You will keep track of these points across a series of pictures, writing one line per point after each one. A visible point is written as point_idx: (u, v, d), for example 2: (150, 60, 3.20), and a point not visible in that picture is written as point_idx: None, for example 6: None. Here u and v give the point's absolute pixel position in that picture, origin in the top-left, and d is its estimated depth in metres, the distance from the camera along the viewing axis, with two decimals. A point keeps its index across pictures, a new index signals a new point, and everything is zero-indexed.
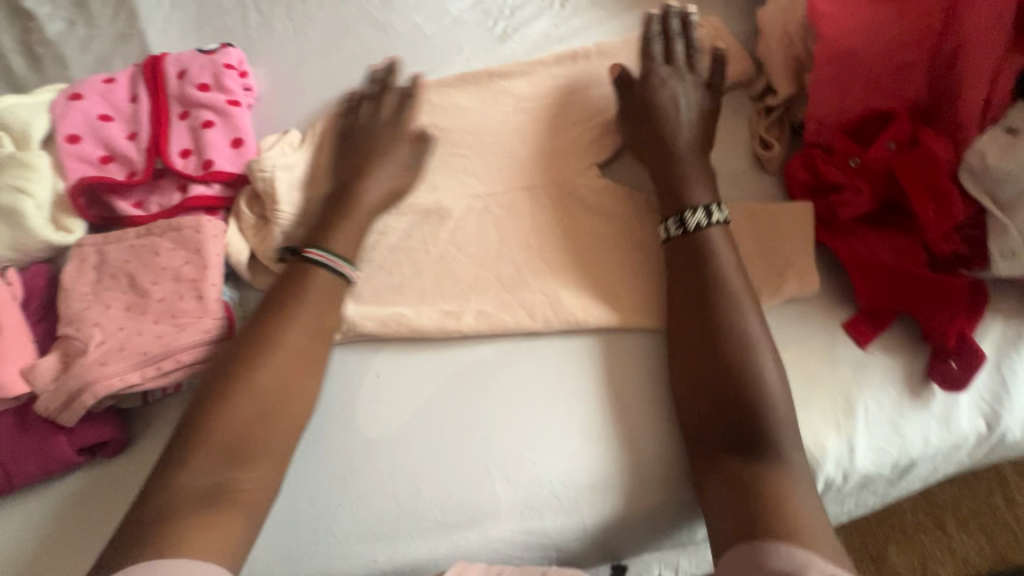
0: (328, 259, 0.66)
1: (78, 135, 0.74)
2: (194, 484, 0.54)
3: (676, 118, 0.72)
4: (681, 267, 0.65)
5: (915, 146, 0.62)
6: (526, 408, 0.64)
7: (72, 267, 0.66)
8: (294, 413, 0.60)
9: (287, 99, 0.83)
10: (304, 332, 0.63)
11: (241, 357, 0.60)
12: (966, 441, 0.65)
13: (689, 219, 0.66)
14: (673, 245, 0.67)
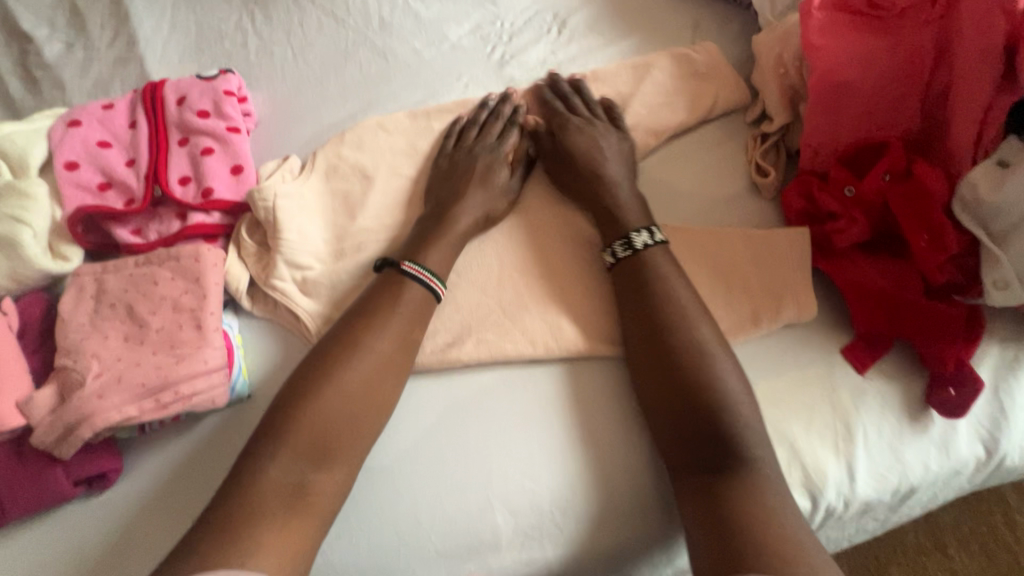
0: (425, 275, 0.67)
1: (76, 162, 0.74)
2: (271, 483, 0.55)
3: (604, 161, 0.74)
4: (629, 287, 0.66)
5: (909, 177, 0.63)
6: (524, 435, 0.64)
7: (70, 296, 0.66)
8: (375, 420, 0.61)
9: (287, 124, 0.83)
10: (392, 341, 0.64)
11: (324, 361, 0.61)
12: (965, 466, 0.65)
13: (635, 239, 0.68)
14: (623, 266, 0.68)
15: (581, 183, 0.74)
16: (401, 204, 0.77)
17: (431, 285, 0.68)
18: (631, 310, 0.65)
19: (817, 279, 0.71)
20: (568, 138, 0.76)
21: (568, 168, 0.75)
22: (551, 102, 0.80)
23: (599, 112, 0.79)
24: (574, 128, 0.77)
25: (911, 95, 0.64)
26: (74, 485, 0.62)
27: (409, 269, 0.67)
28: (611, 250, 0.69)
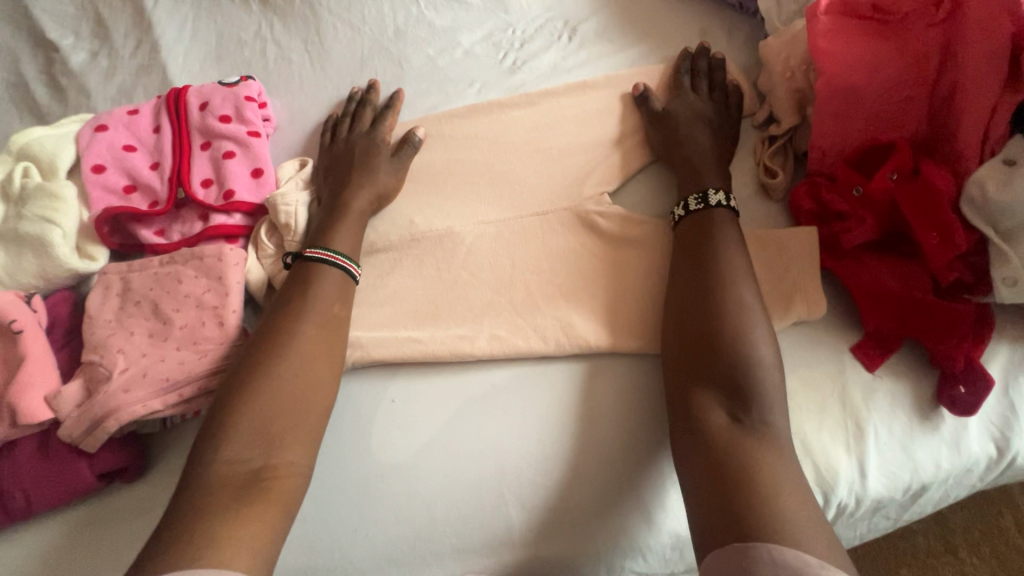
0: (331, 257, 0.69)
1: (103, 165, 0.76)
2: (225, 473, 0.55)
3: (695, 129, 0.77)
4: (683, 254, 0.68)
5: (917, 177, 0.64)
6: (517, 433, 0.65)
7: (97, 294, 0.68)
8: (318, 400, 0.62)
9: (305, 129, 0.86)
10: (317, 324, 0.65)
11: (253, 354, 0.62)
12: (976, 464, 0.66)
13: (711, 196, 0.70)
14: (694, 219, 0.70)
15: (680, 146, 0.77)
16: (415, 206, 0.79)
17: (341, 263, 0.69)
18: (681, 274, 0.67)
19: (826, 279, 0.72)
20: (679, 105, 0.79)
21: (672, 130, 0.78)
22: (676, 78, 0.83)
23: (710, 86, 0.82)
24: (686, 99, 0.80)
25: (918, 98, 0.66)
26: (97, 478, 0.64)
27: (313, 255, 0.69)
28: (682, 204, 0.72)
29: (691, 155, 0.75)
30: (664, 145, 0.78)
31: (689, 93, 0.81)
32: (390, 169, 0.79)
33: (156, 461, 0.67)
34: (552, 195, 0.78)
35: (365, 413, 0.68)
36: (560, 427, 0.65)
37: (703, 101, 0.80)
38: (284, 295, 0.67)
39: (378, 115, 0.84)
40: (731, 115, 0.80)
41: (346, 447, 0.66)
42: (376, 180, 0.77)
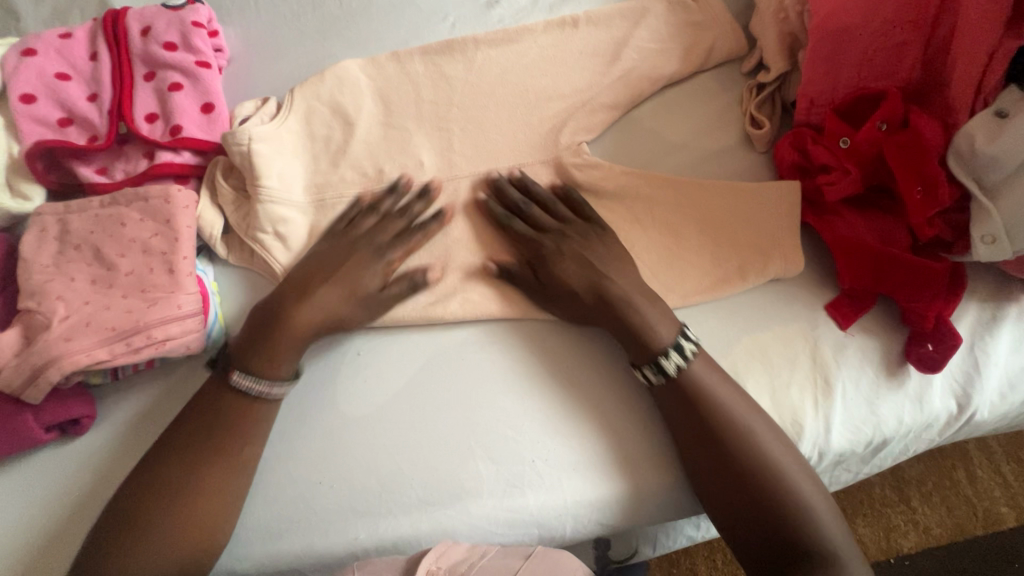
0: (257, 386, 0.59)
1: (33, 94, 0.69)
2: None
3: (614, 276, 0.63)
4: (674, 411, 0.60)
5: (906, 128, 0.61)
6: (485, 395, 0.64)
7: (32, 237, 0.63)
8: (206, 541, 0.55)
9: (262, 62, 0.79)
10: (218, 464, 0.57)
11: (160, 475, 0.56)
12: (937, 420, 0.67)
13: (667, 364, 0.59)
14: (659, 393, 0.61)
15: (589, 299, 0.63)
16: (379, 150, 0.73)
17: (266, 393, 0.60)
18: (689, 425, 0.59)
19: (805, 234, 0.71)
20: (553, 259, 0.65)
21: (574, 290, 0.64)
22: (509, 222, 0.68)
23: (566, 210, 0.68)
24: (570, 241, 0.66)
25: (915, 43, 0.61)
26: (45, 431, 0.61)
27: (239, 380, 0.59)
28: (640, 372, 0.61)
29: (600, 314, 0.63)
30: (566, 313, 0.65)
31: (548, 239, 0.66)
32: (366, 306, 0.64)
33: (108, 414, 0.64)
34: (531, 144, 0.73)
35: (330, 365, 0.66)
36: (536, 396, 0.64)
37: (570, 233, 0.66)
38: (192, 414, 0.59)
39: (406, 228, 0.68)
40: (608, 233, 0.67)
41: (310, 401, 0.64)
42: (341, 307, 0.63)
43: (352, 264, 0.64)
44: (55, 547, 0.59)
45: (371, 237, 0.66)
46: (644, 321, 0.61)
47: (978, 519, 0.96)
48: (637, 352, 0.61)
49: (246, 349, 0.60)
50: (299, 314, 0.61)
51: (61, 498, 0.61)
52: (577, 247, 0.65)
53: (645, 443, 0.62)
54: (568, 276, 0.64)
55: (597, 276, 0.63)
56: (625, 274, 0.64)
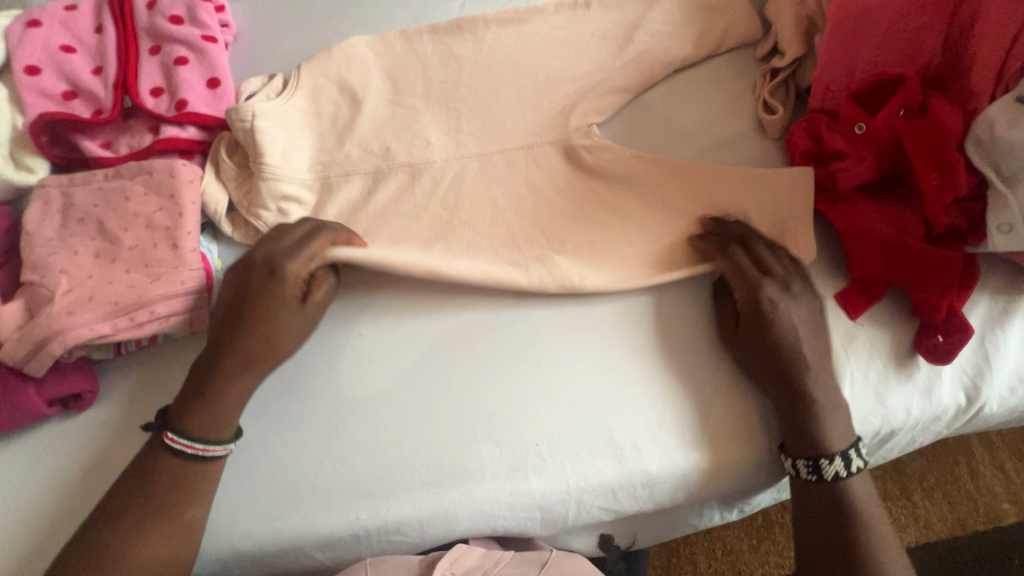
0: (193, 447, 0.56)
1: (37, 66, 0.68)
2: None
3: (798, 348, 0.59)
4: (812, 514, 0.59)
5: (924, 114, 0.60)
6: (489, 378, 0.63)
7: (35, 210, 0.62)
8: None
9: (269, 38, 0.78)
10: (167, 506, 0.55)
11: (132, 514, 0.54)
12: (945, 412, 0.67)
13: (826, 467, 0.57)
14: (805, 487, 0.59)
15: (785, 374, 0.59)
16: (386, 130, 0.72)
17: (204, 454, 0.57)
18: (823, 527, 0.58)
19: (817, 223, 0.70)
20: (768, 315, 0.59)
21: (759, 342, 0.60)
22: (746, 252, 0.63)
23: (781, 266, 0.62)
24: (792, 308, 0.60)
25: (934, 27, 0.60)
26: (47, 405, 0.61)
27: (172, 442, 0.57)
28: (792, 463, 0.59)
29: (788, 401, 0.59)
30: (749, 362, 0.61)
31: (782, 284, 0.61)
32: (292, 328, 0.60)
33: (110, 389, 0.64)
34: (542, 126, 0.72)
35: (333, 346, 0.65)
36: (544, 381, 0.63)
37: (784, 293, 0.61)
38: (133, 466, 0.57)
39: (308, 230, 0.62)
40: (810, 298, 0.61)
41: (313, 381, 0.64)
42: (288, 341, 0.60)
43: (261, 290, 0.59)
44: (57, 519, 0.59)
45: (272, 251, 0.60)
46: (820, 422, 0.58)
47: (979, 515, 0.96)
48: (800, 445, 0.59)
49: (183, 409, 0.58)
50: (228, 371, 0.58)
51: (62, 472, 0.61)
52: (799, 307, 0.61)
53: (650, 429, 0.61)
54: (775, 334, 0.59)
55: (799, 353, 0.59)
56: (822, 372, 0.59)
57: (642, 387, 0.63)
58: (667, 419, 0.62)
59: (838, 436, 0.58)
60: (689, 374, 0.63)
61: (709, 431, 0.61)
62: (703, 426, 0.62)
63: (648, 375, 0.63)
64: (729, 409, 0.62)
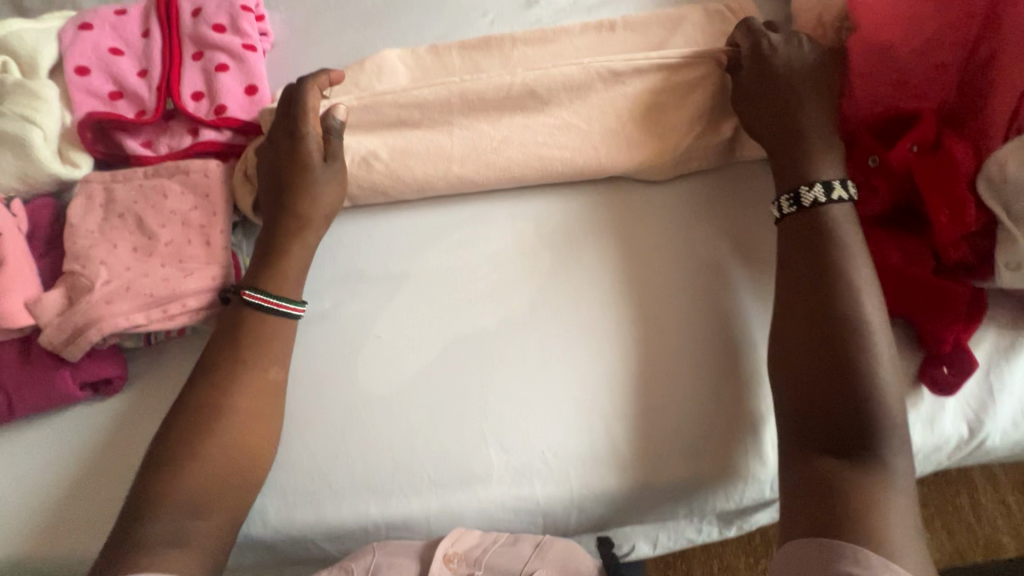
0: (272, 301, 0.63)
1: (87, 67, 0.72)
2: (181, 508, 0.56)
3: (792, 87, 0.65)
4: (790, 267, 0.62)
5: (938, 151, 0.61)
6: (499, 384, 0.65)
7: (79, 203, 0.65)
8: (269, 414, 0.62)
9: (304, 48, 0.81)
10: (259, 362, 0.62)
11: (231, 360, 0.62)
12: (947, 443, 0.68)
13: (806, 194, 0.62)
14: (786, 224, 0.64)
15: (791, 106, 0.65)
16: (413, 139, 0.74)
17: (283, 308, 0.64)
18: (796, 309, 0.60)
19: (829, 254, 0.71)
20: (765, 62, 0.67)
21: (761, 88, 0.67)
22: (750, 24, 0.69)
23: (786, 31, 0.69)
24: (799, 66, 0.66)
25: (952, 66, 0.61)
26: (80, 388, 0.64)
27: (251, 298, 0.63)
28: (776, 205, 0.65)
29: (792, 137, 0.65)
30: (749, 107, 0.68)
31: (796, 53, 0.67)
32: (325, 180, 0.68)
33: (137, 375, 0.67)
34: None
35: (352, 346, 0.67)
36: (540, 352, 0.66)
37: (786, 45, 0.67)
38: (227, 332, 0.63)
39: (298, 92, 0.68)
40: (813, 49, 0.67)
41: (328, 379, 0.66)
42: (336, 186, 0.69)
43: (291, 153, 0.66)
44: (88, 495, 0.63)
45: (284, 121, 0.68)
46: (808, 157, 0.64)
47: (979, 547, 0.96)
48: (785, 184, 0.65)
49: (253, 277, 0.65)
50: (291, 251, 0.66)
51: (93, 451, 0.64)
52: (809, 70, 0.66)
53: (649, 443, 0.63)
54: (771, 74, 0.66)
55: (792, 93, 0.65)
56: (813, 103, 0.65)
57: (639, 392, 0.65)
58: (673, 435, 0.63)
59: (830, 167, 0.63)
60: (691, 388, 0.65)
61: (696, 444, 0.63)
62: (699, 441, 0.63)
63: (656, 386, 0.65)
64: (718, 389, 0.64)
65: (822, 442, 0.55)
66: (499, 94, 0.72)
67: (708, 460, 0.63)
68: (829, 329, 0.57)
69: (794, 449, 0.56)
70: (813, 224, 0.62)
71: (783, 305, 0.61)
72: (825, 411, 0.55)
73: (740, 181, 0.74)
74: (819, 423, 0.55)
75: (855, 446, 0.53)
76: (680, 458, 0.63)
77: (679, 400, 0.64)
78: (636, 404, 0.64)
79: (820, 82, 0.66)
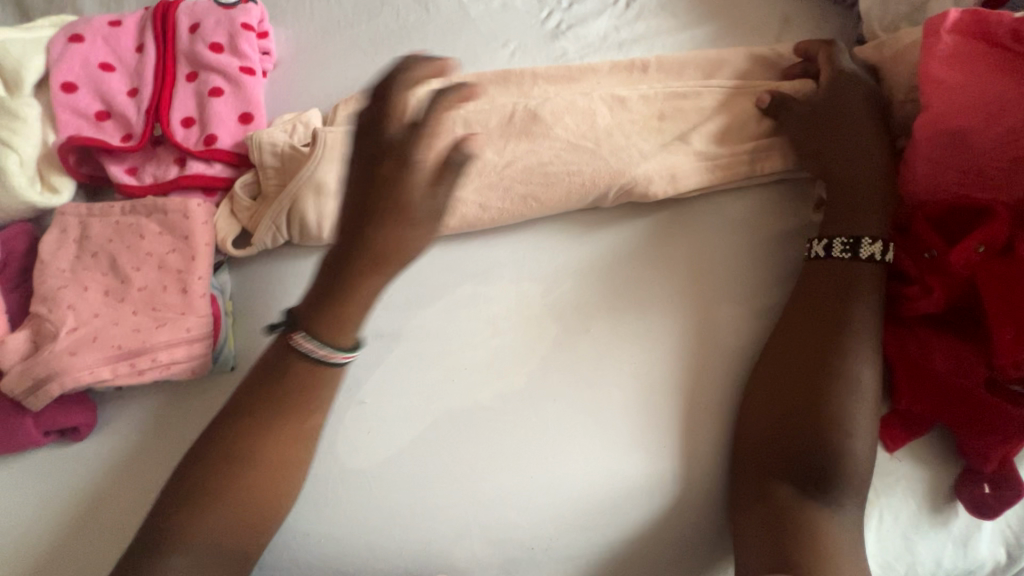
0: (320, 349, 0.54)
1: (75, 83, 0.67)
2: (210, 543, 0.51)
3: (855, 129, 0.64)
4: (807, 309, 0.60)
5: (1007, 257, 0.54)
6: (502, 478, 0.58)
7: (53, 237, 0.61)
8: (304, 456, 0.56)
9: (308, 69, 0.74)
10: (315, 402, 0.56)
11: (280, 391, 0.55)
12: (981, 568, 0.61)
13: (864, 246, 0.59)
14: (836, 267, 0.60)
15: (846, 151, 0.63)
16: None
17: (332, 358, 0.55)
18: (834, 370, 0.57)
19: None
20: (831, 97, 0.65)
21: (824, 124, 0.65)
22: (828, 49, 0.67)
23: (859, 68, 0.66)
24: (852, 111, 0.64)
25: None
26: (43, 435, 0.59)
27: (296, 343, 0.55)
28: (826, 245, 0.61)
29: (843, 186, 0.63)
30: (809, 137, 0.65)
31: (857, 100, 0.64)
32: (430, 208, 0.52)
33: (105, 424, 0.61)
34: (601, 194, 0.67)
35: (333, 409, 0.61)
36: (564, 418, 0.59)
37: (857, 84, 0.65)
38: (278, 361, 0.56)
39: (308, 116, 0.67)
40: (876, 90, 0.65)
41: None
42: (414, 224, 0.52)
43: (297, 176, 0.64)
44: (33, 554, 0.57)
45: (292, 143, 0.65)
46: (855, 208, 0.61)
47: None
48: (838, 228, 0.62)
49: (310, 312, 0.55)
50: (363, 296, 0.53)
51: (45, 507, 0.58)
52: (865, 117, 0.64)
53: (644, 548, 0.58)
54: (838, 113, 0.64)
55: (855, 137, 0.64)
56: (872, 154, 0.63)
57: (650, 473, 0.58)
58: (674, 538, 0.58)
59: (873, 219, 0.61)
60: (695, 472, 0.58)
61: (689, 525, 0.58)
62: (694, 522, 0.58)
63: (663, 486, 0.58)
64: (719, 466, 0.59)
65: (794, 490, 0.54)
66: (503, 120, 0.68)
67: (693, 532, 0.58)
68: (837, 384, 0.56)
69: (756, 493, 0.56)
70: (863, 282, 0.59)
71: (782, 340, 0.60)
72: (798, 460, 0.55)
73: (782, 234, 0.66)
74: (790, 466, 0.55)
75: (817, 496, 0.54)
76: (669, 527, 0.58)
77: (682, 496, 0.58)
78: (649, 487, 0.58)
79: (880, 134, 0.64)
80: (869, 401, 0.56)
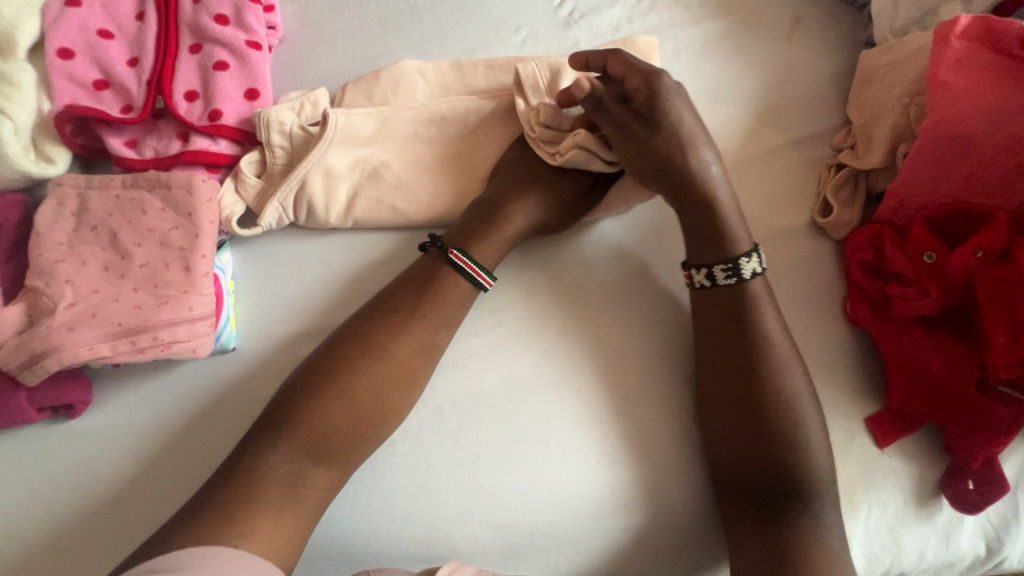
0: (471, 267, 0.61)
1: (71, 50, 0.65)
2: (309, 453, 0.54)
3: (671, 149, 0.59)
4: (717, 330, 0.60)
5: (1005, 261, 0.56)
6: (503, 462, 0.59)
7: (49, 208, 0.60)
8: (407, 386, 0.58)
9: (314, 46, 0.73)
10: (417, 334, 0.59)
11: (394, 317, 0.59)
12: (961, 560, 0.63)
13: (743, 266, 0.59)
14: (721, 296, 0.60)
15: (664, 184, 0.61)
16: (425, 165, 0.67)
17: (476, 277, 0.61)
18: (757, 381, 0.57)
19: (861, 342, 0.64)
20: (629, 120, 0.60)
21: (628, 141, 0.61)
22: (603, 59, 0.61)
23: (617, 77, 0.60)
24: (673, 135, 0.59)
25: None
26: (37, 412, 0.58)
27: (454, 258, 0.61)
28: (708, 273, 0.60)
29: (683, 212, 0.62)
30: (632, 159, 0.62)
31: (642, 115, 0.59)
32: (557, 201, 0.66)
33: (101, 402, 0.59)
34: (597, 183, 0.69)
35: None
36: (563, 408, 0.60)
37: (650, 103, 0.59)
38: (402, 287, 0.61)
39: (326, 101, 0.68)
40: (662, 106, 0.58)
41: None
42: (549, 202, 0.65)
43: (312, 158, 0.65)
44: (26, 532, 0.55)
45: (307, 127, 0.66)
46: (723, 229, 0.60)
47: None
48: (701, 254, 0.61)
49: (464, 236, 0.63)
50: (486, 241, 0.63)
51: (37, 485, 0.57)
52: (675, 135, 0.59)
53: (642, 536, 0.59)
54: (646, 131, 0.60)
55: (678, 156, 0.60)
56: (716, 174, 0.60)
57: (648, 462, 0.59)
58: (673, 527, 0.59)
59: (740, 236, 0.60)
60: (689, 461, 0.60)
61: (687, 515, 0.59)
62: (691, 512, 0.59)
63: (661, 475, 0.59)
64: None
65: (788, 487, 0.55)
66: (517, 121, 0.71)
67: (691, 522, 0.59)
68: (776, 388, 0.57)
69: (738, 500, 0.57)
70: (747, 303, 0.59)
71: (705, 354, 0.60)
72: (771, 465, 0.56)
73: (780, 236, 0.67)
74: (766, 466, 0.56)
75: (794, 501, 0.55)
76: (667, 515, 0.59)
77: (679, 487, 0.59)
78: (648, 472, 0.59)
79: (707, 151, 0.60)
80: (814, 408, 0.57)
